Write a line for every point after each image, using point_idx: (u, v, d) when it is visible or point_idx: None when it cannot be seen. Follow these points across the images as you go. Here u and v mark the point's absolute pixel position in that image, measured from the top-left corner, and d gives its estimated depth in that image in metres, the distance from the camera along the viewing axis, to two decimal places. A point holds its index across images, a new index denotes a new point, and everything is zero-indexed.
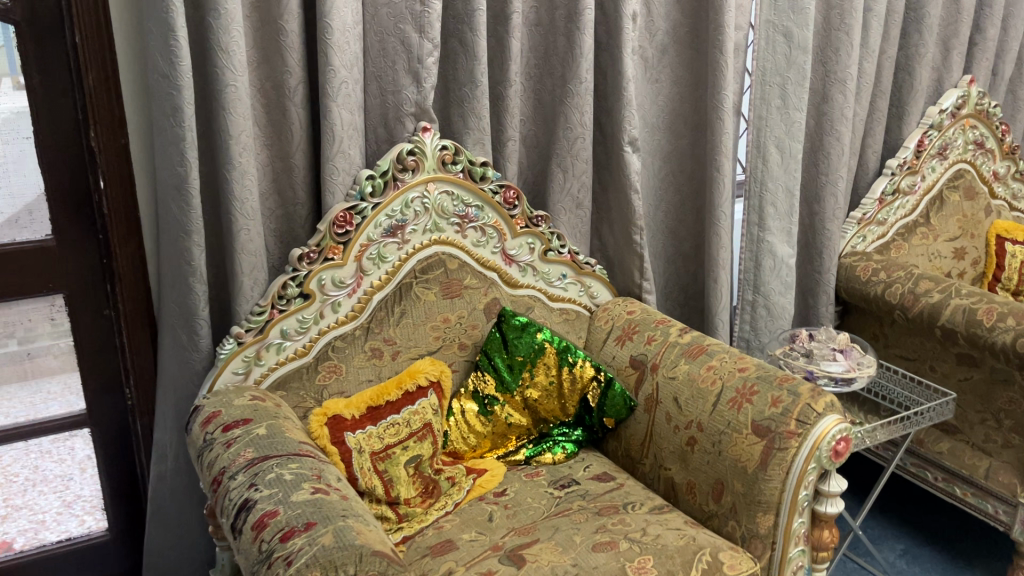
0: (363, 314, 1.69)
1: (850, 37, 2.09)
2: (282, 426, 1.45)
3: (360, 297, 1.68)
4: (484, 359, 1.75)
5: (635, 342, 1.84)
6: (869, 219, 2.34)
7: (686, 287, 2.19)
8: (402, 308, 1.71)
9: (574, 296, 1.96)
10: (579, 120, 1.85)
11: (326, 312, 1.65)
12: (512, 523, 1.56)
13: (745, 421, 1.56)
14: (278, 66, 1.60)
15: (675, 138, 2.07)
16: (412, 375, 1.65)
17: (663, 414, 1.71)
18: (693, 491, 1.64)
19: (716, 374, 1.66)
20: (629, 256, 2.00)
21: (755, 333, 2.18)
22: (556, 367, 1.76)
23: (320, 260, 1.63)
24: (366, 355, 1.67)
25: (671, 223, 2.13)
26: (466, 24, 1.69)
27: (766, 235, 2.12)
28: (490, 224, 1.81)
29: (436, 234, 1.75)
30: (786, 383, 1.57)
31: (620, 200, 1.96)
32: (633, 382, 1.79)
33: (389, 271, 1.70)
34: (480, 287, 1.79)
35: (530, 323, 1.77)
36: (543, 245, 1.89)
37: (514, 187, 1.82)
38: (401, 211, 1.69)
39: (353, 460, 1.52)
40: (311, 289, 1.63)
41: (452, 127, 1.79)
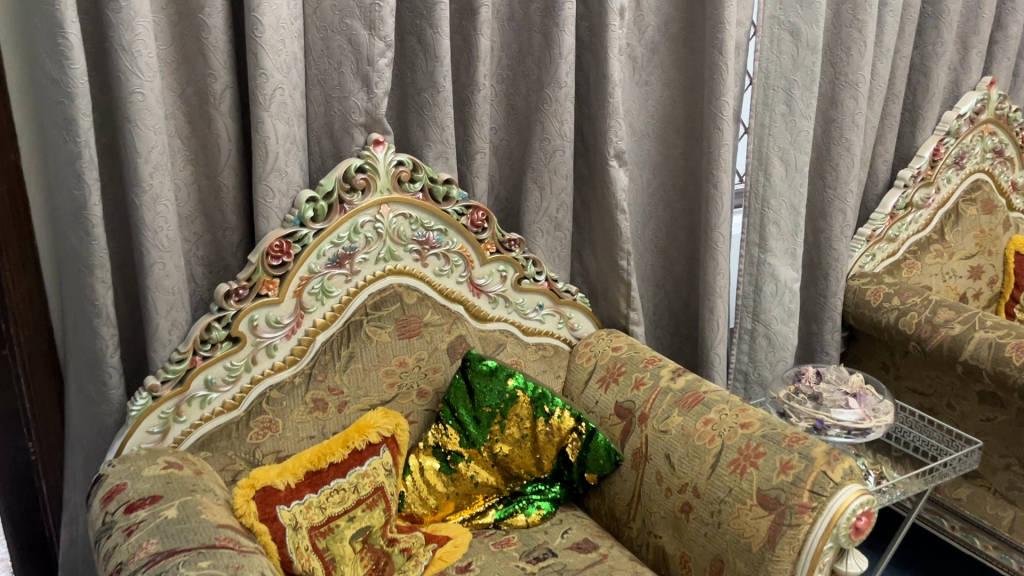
0: (304, 358, 1.45)
1: (863, 35, 1.86)
2: (198, 504, 1.19)
3: (301, 339, 1.44)
4: (447, 409, 1.51)
5: (621, 385, 1.61)
6: (879, 236, 2.11)
7: (677, 313, 1.96)
8: (350, 351, 1.47)
9: (552, 329, 1.73)
10: (558, 130, 1.61)
11: (260, 357, 1.42)
12: None
13: (749, 489, 1.34)
14: (200, 68, 1.35)
15: (667, 149, 1.84)
16: (362, 430, 1.41)
17: (653, 473, 1.48)
18: (686, 565, 1.42)
19: (715, 430, 1.43)
20: (614, 283, 1.76)
21: (753, 365, 1.95)
22: (530, 417, 1.52)
23: (252, 297, 1.39)
24: (307, 408, 1.43)
25: (662, 243, 1.90)
26: (426, 19, 1.45)
27: (767, 257, 1.89)
28: (455, 250, 1.57)
29: (391, 263, 1.51)
30: (796, 445, 1.35)
31: (604, 221, 1.72)
32: (619, 433, 1.55)
33: (335, 308, 1.46)
34: (444, 323, 1.55)
35: (501, 367, 1.53)
36: (516, 272, 1.65)
37: (483, 208, 1.58)
38: (348, 238, 1.45)
39: (287, 539, 1.27)
40: (242, 330, 1.39)
41: (411, 138, 1.54)
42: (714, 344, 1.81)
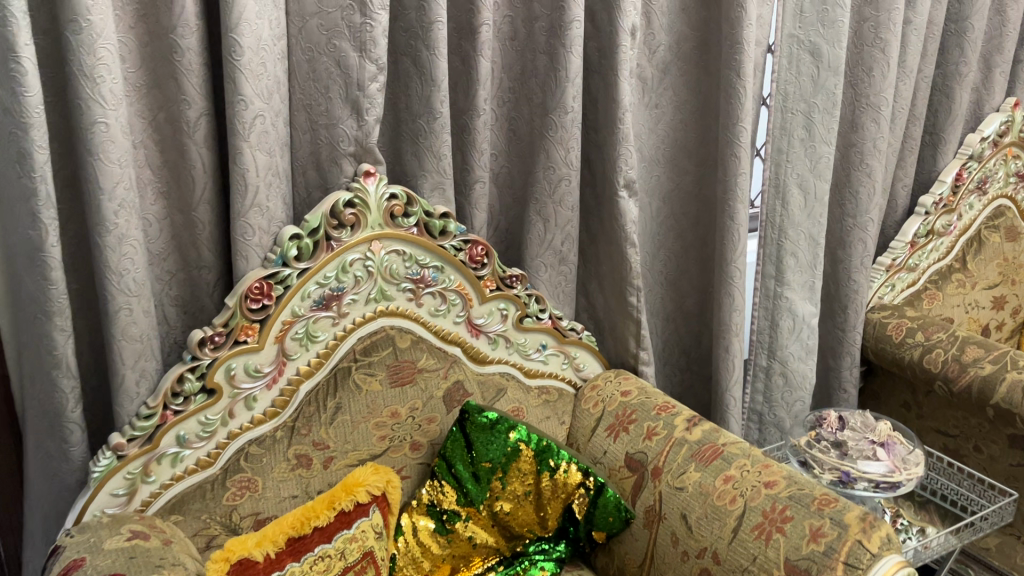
0: (287, 409, 1.33)
1: (886, 56, 1.75)
2: None
3: (284, 389, 1.32)
4: (443, 464, 1.38)
5: (631, 434, 1.49)
6: (899, 266, 2.00)
7: (688, 349, 1.84)
8: (337, 402, 1.34)
9: (556, 371, 1.61)
10: (564, 158, 1.49)
11: (237, 410, 1.29)
12: None
13: (776, 559, 1.22)
14: (172, 93, 1.22)
15: (678, 176, 1.72)
16: (349, 489, 1.28)
17: (667, 534, 1.35)
18: None
19: (736, 489, 1.31)
20: (622, 321, 1.64)
21: (768, 405, 1.84)
22: (534, 472, 1.40)
23: (229, 345, 1.26)
24: (289, 464, 1.31)
25: (672, 275, 1.78)
26: (421, 40, 1.33)
27: (784, 290, 1.78)
28: (453, 288, 1.45)
29: (383, 304, 1.38)
30: (827, 509, 1.23)
31: (612, 255, 1.60)
32: (630, 488, 1.44)
33: (321, 354, 1.34)
34: (440, 369, 1.43)
35: (502, 419, 1.40)
36: (517, 310, 1.53)
37: (483, 242, 1.46)
38: (336, 277, 1.33)
39: None
40: (218, 381, 1.27)
41: (404, 167, 1.42)
42: (729, 385, 1.69)
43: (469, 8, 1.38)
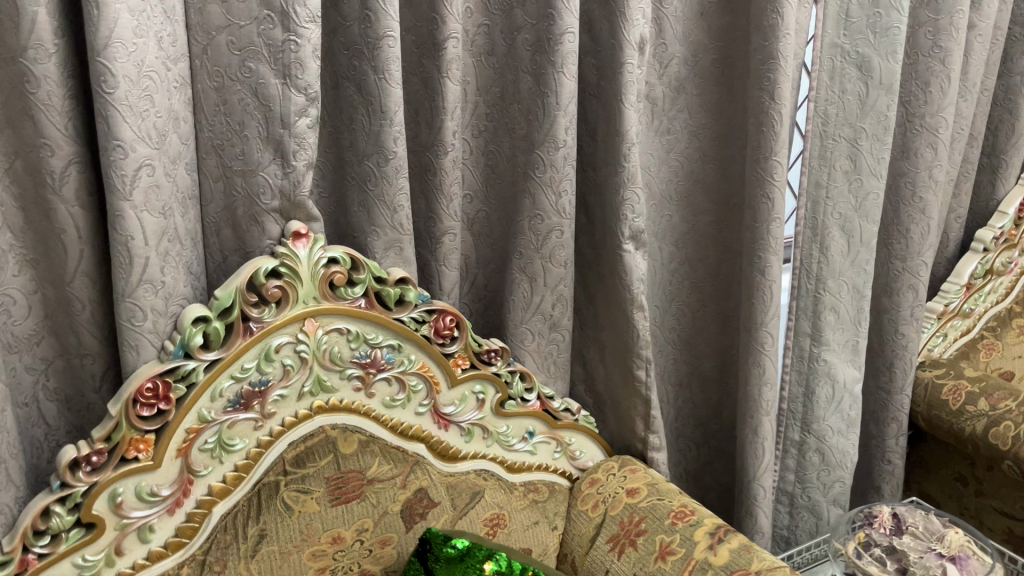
0: (196, 537, 1.02)
1: (947, 68, 1.44)
2: None
3: (191, 513, 1.01)
4: None
5: (640, 551, 1.19)
6: (953, 312, 1.70)
7: (706, 419, 1.54)
8: (260, 528, 1.04)
9: (546, 461, 1.31)
10: (555, 204, 1.18)
11: (128, 545, 0.98)
12: None
13: None
14: (28, 134, 0.91)
15: (695, 216, 1.41)
16: None
17: None
18: None
19: None
20: (628, 398, 1.33)
21: (802, 486, 1.54)
22: None
23: (112, 465, 0.95)
24: None
25: (687, 333, 1.48)
26: (367, 60, 1.02)
27: (822, 352, 1.48)
28: (414, 371, 1.15)
29: (322, 398, 1.08)
30: None
31: (615, 319, 1.29)
32: None
33: (240, 466, 1.04)
34: (396, 476, 1.14)
35: (475, 546, 1.09)
36: (497, 392, 1.23)
37: (452, 311, 1.15)
38: (257, 368, 1.02)
39: None
40: (98, 511, 0.95)
41: (350, 220, 1.11)
42: (758, 473, 1.39)
43: (431, 17, 1.07)
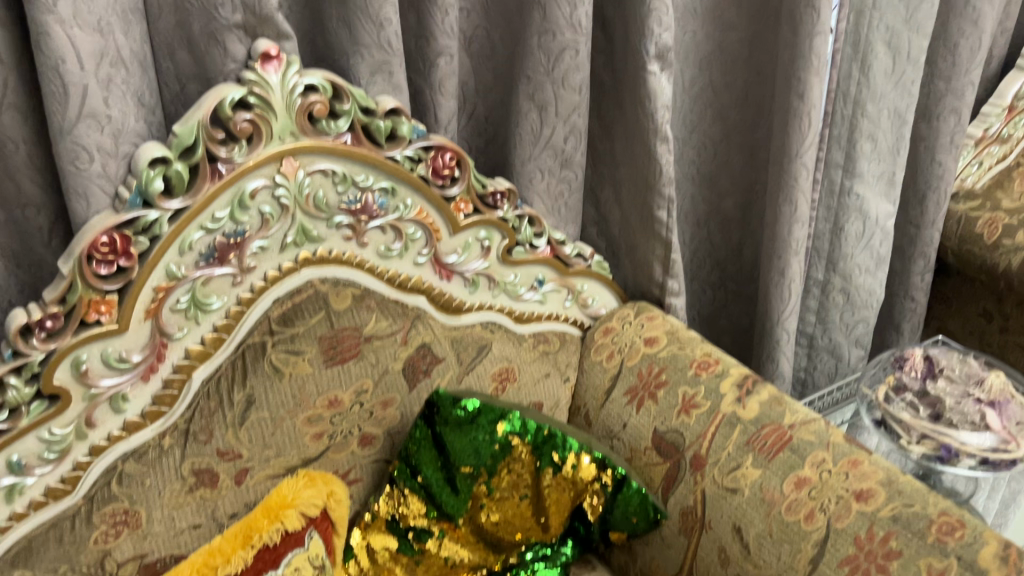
0: (176, 405, 0.92)
1: None
2: None
3: (168, 380, 0.90)
4: (407, 469, 1.02)
5: (660, 403, 1.11)
6: (992, 138, 1.55)
7: (723, 260, 1.43)
8: (248, 394, 0.94)
9: (556, 310, 1.21)
10: (569, 18, 1.01)
11: (100, 415, 0.88)
12: None
13: None
14: None
15: (722, 32, 1.23)
16: (278, 513, 0.93)
17: (714, 549, 1.01)
18: None
19: (813, 500, 0.95)
20: (646, 241, 1.21)
21: (822, 327, 1.45)
22: (533, 470, 1.03)
23: (71, 330, 0.83)
24: (185, 485, 0.92)
25: (708, 167, 1.34)
26: None
27: (855, 185, 1.35)
28: (411, 217, 1.01)
29: (308, 250, 0.95)
30: (951, 542, 0.86)
31: (635, 153, 1.15)
32: (660, 480, 1.08)
33: (219, 328, 0.92)
34: (396, 332, 1.02)
35: (487, 405, 1.02)
36: (503, 238, 1.10)
37: (452, 148, 1.00)
38: (230, 218, 0.88)
39: None
40: (60, 381, 0.84)
41: (329, 40, 0.93)
42: (781, 317, 1.30)
43: None
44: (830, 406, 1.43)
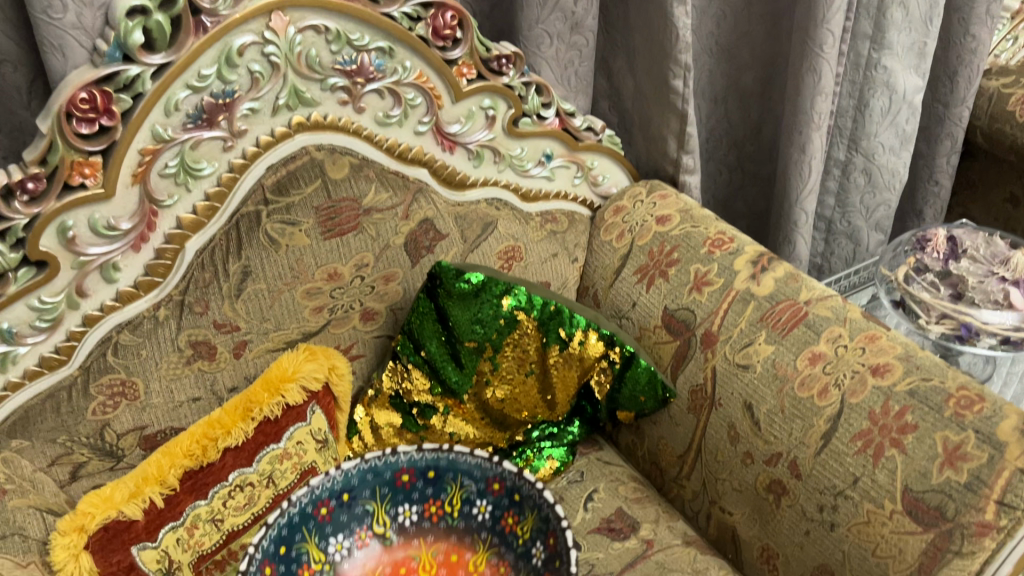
0: (170, 276, 0.89)
1: None
2: None
3: (160, 250, 0.87)
4: (409, 344, 1.00)
5: (672, 281, 1.07)
6: None
7: (741, 140, 1.37)
8: (244, 265, 0.90)
9: (564, 188, 1.16)
10: None
11: (91, 284, 0.85)
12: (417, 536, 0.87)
13: (889, 485, 0.84)
14: None
15: None
16: (279, 385, 0.91)
17: (723, 427, 0.99)
18: (770, 562, 0.98)
19: (828, 375, 0.92)
20: (660, 114, 1.15)
21: (841, 211, 1.40)
22: (539, 346, 1.01)
23: (55, 193, 0.79)
24: (182, 357, 0.90)
25: (728, 39, 1.25)
26: None
27: (883, 58, 1.25)
28: (410, 82, 0.96)
29: (302, 114, 0.91)
30: (969, 416, 0.83)
31: (650, 17, 1.07)
32: (670, 359, 1.06)
33: (211, 196, 0.88)
34: (397, 205, 0.98)
35: (491, 279, 0.98)
36: (510, 108, 1.05)
37: (454, 6, 0.93)
38: (218, 76, 0.83)
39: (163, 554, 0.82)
40: (47, 247, 0.81)
41: None
42: (800, 197, 1.26)
43: None
44: (848, 291, 1.40)
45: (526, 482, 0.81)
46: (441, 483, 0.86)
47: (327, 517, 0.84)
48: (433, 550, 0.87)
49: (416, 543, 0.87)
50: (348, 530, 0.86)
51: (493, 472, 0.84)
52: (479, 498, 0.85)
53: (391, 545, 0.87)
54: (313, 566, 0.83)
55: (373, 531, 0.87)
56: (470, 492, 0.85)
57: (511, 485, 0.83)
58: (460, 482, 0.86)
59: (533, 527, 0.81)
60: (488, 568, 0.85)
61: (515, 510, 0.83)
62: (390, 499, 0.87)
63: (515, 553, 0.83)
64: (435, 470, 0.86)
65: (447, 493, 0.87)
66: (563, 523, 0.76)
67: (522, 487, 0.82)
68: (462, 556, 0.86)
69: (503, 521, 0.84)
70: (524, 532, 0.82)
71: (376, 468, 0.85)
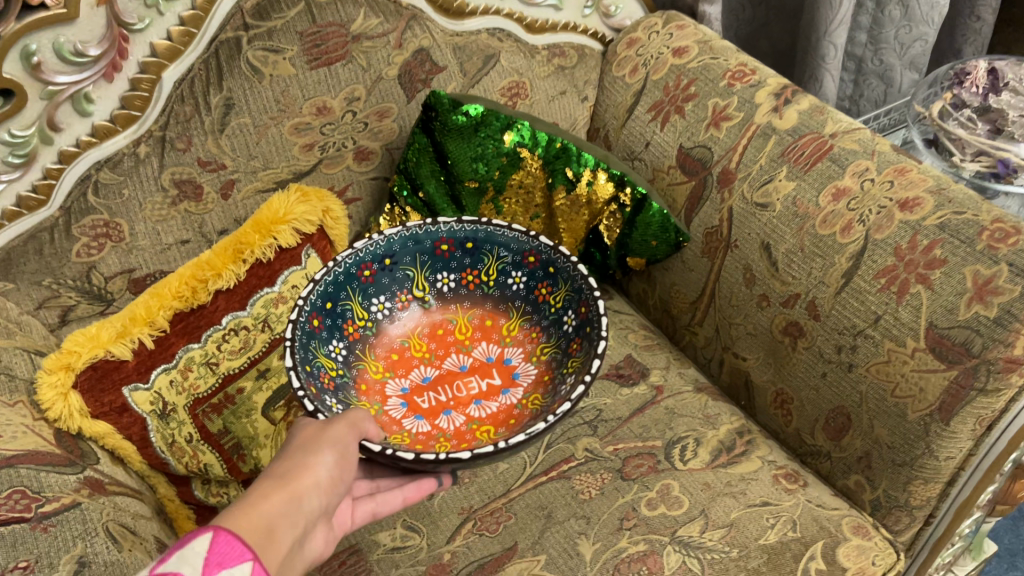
0: (149, 110, 0.83)
1: None
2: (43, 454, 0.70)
3: (136, 81, 0.81)
4: (406, 183, 0.95)
5: (687, 118, 1.00)
6: None
7: None
8: (227, 98, 0.85)
9: (574, 20, 1.08)
10: None
11: (64, 117, 0.79)
12: (464, 326, 0.88)
13: (912, 324, 0.79)
14: None
15: None
16: (272, 225, 0.87)
17: (738, 270, 0.95)
18: (784, 407, 0.95)
19: (852, 211, 0.86)
20: None
21: (873, 49, 1.30)
22: (544, 187, 0.97)
23: (14, 13, 0.71)
24: (167, 198, 0.85)
25: None
26: None
27: None
28: None
29: None
30: (1003, 249, 0.76)
31: None
32: (684, 201, 1.00)
33: (186, 20, 0.81)
34: (389, 34, 0.91)
35: (493, 113, 0.93)
36: None
37: None
38: None
39: (154, 397, 0.79)
40: (12, 74, 0.74)
41: None
42: (829, 29, 1.16)
43: None
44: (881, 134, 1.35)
45: (562, 255, 0.83)
46: (478, 254, 0.88)
47: (371, 279, 0.86)
48: (469, 315, 0.89)
49: (453, 309, 0.90)
50: (390, 292, 0.88)
51: (530, 245, 0.86)
52: (516, 269, 0.87)
53: (429, 308, 0.89)
54: (356, 323, 0.85)
55: (414, 295, 0.89)
56: (507, 263, 0.88)
57: (547, 258, 0.85)
58: (497, 254, 0.88)
59: (564, 296, 0.83)
60: (521, 334, 0.87)
61: (549, 281, 0.85)
62: (429, 266, 0.89)
63: (548, 320, 0.85)
64: (473, 241, 0.88)
65: (484, 264, 0.89)
66: (595, 291, 0.79)
67: (558, 260, 0.84)
68: (497, 321, 0.88)
69: (537, 291, 0.86)
70: (557, 301, 0.85)
71: (418, 236, 0.87)
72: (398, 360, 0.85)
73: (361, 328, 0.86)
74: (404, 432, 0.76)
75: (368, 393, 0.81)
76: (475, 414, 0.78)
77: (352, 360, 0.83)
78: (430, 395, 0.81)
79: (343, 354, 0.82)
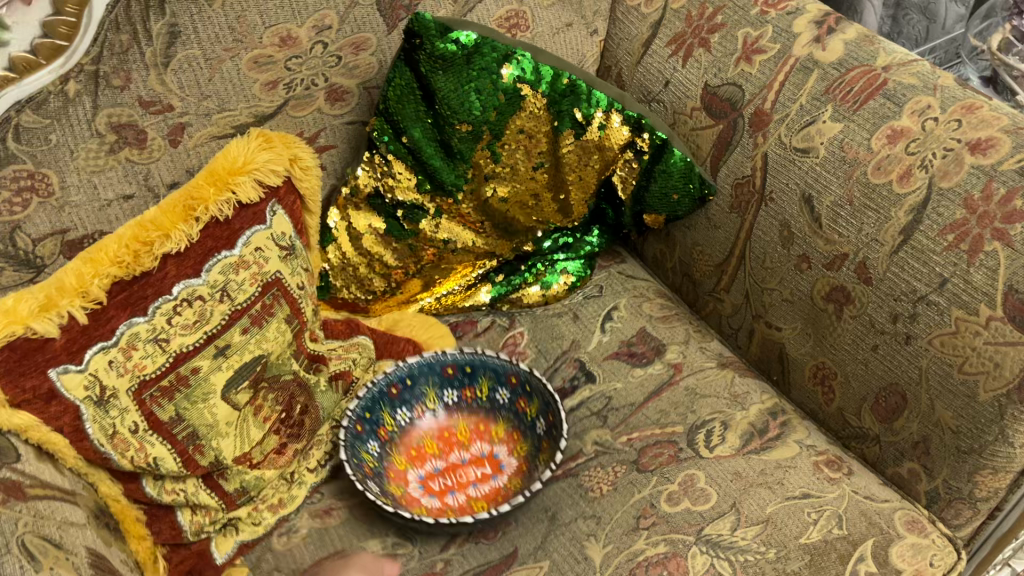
0: (78, 38, 0.67)
1: None
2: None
3: (60, 3, 0.66)
4: (388, 127, 0.82)
5: (713, 52, 0.87)
6: None
7: None
8: (171, 25, 0.71)
9: None
10: None
11: None
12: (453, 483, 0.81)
13: (985, 289, 0.67)
14: None
15: None
16: (230, 175, 0.74)
17: (773, 227, 0.83)
18: (825, 385, 0.83)
19: (911, 155, 0.72)
20: None
21: None
22: (549, 133, 0.85)
23: None
24: (104, 145, 0.71)
25: None
26: None
27: None
28: None
29: None
30: None
31: None
32: (709, 147, 0.88)
33: None
34: None
35: (490, 43, 0.80)
36: None
37: None
38: None
39: (89, 384, 0.65)
40: None
41: None
42: None
43: None
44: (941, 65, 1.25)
45: (538, 379, 0.83)
46: (475, 380, 0.87)
47: (397, 396, 0.85)
48: (455, 429, 0.86)
49: (450, 427, 0.86)
50: (409, 403, 0.86)
51: (513, 368, 0.86)
52: (499, 386, 0.86)
53: (435, 417, 0.87)
54: (385, 427, 0.84)
55: (423, 410, 0.87)
56: (492, 380, 0.87)
57: (526, 379, 0.85)
58: (487, 379, 0.87)
59: (546, 404, 0.83)
60: (503, 441, 0.85)
61: (528, 396, 0.85)
62: (436, 387, 0.87)
63: (526, 427, 0.85)
64: (471, 368, 0.87)
65: (476, 383, 0.87)
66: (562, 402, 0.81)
67: (534, 380, 0.84)
68: (489, 425, 0.86)
69: (519, 406, 0.86)
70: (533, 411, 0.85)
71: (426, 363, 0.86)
72: (415, 455, 0.84)
73: (387, 432, 0.84)
74: (422, 506, 0.78)
75: (395, 480, 0.81)
76: (472, 491, 0.80)
77: (385, 456, 0.83)
78: (440, 479, 0.82)
79: (377, 460, 0.82)
